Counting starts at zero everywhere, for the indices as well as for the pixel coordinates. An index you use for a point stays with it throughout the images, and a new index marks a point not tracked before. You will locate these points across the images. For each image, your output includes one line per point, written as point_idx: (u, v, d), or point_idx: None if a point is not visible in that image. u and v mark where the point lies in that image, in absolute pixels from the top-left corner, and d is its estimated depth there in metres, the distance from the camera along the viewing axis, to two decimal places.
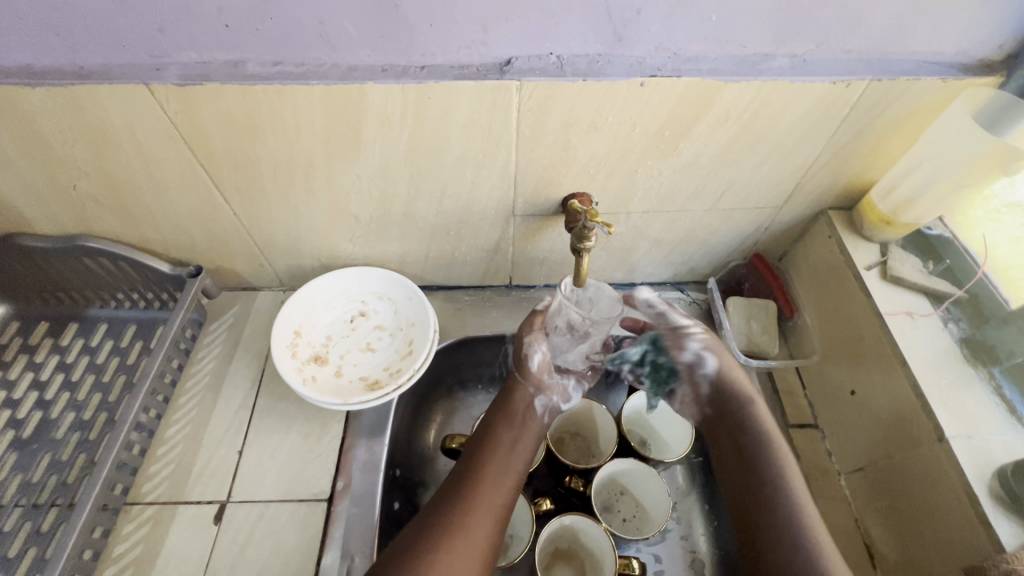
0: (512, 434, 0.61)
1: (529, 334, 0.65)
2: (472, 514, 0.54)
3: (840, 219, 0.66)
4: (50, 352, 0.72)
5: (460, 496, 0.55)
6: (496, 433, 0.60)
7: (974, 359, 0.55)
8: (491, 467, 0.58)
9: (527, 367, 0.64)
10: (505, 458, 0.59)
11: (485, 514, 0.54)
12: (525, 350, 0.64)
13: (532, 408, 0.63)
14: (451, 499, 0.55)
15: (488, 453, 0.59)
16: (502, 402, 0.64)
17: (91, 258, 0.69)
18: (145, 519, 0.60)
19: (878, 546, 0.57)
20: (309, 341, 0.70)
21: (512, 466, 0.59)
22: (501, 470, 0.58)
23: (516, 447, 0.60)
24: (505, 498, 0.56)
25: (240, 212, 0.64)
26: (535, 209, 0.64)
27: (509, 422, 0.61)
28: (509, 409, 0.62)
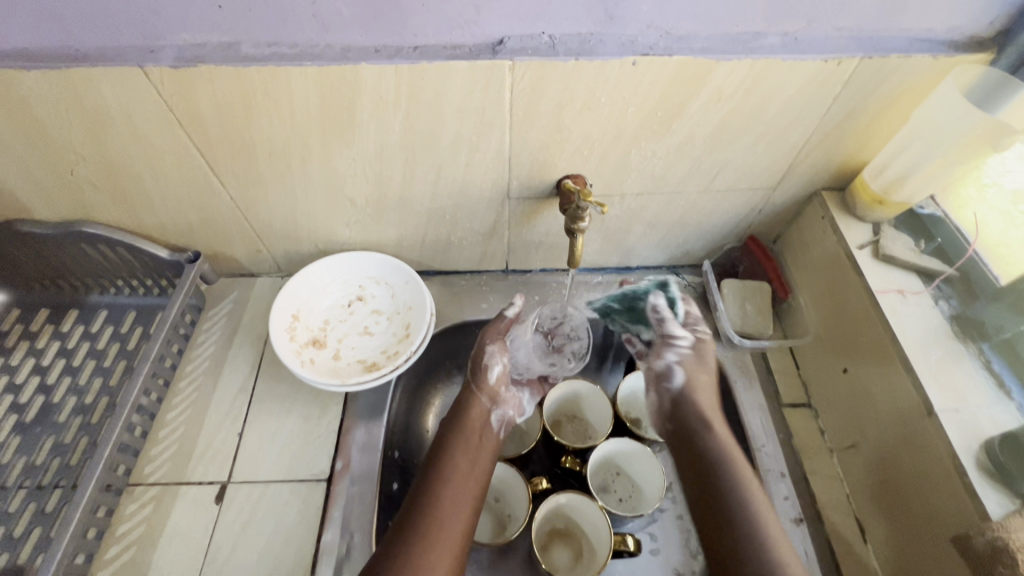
0: (466, 458, 0.59)
1: (491, 344, 0.68)
2: (427, 545, 0.51)
3: (833, 199, 0.67)
4: (51, 338, 0.73)
5: (414, 527, 0.52)
6: (452, 457, 0.59)
7: (964, 336, 0.56)
8: (445, 495, 0.55)
9: (485, 377, 0.67)
10: (465, 475, 0.58)
11: (440, 545, 0.51)
12: (485, 361, 0.67)
13: (488, 421, 0.64)
14: (403, 532, 0.52)
15: (443, 479, 0.56)
16: (460, 416, 0.64)
17: (90, 245, 0.70)
18: (147, 500, 0.61)
19: (869, 520, 0.58)
20: (308, 325, 0.71)
21: (468, 489, 0.57)
22: (456, 497, 0.55)
23: (473, 470, 0.58)
24: (462, 526, 0.54)
25: (237, 197, 0.64)
26: (530, 191, 0.65)
27: (466, 439, 0.61)
28: (467, 422, 0.63)
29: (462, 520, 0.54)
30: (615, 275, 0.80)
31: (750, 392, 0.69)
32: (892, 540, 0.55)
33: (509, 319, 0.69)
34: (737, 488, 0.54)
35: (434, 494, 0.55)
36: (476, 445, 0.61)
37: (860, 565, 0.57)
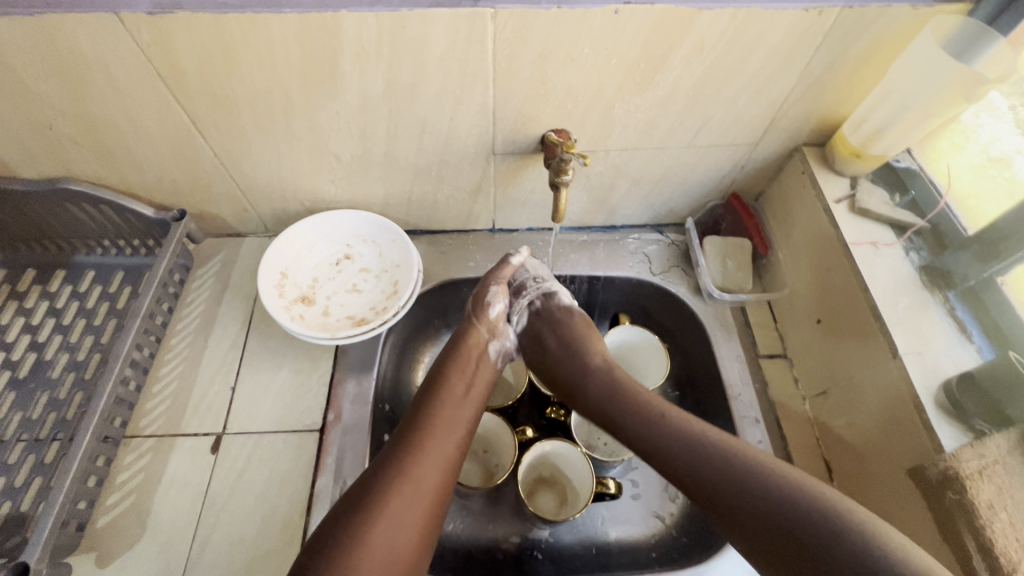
0: (462, 385, 0.61)
1: (495, 287, 0.67)
2: (421, 462, 0.53)
3: (813, 155, 0.68)
4: (40, 298, 0.73)
5: (411, 446, 0.54)
6: (448, 384, 0.60)
7: (931, 285, 0.58)
8: (440, 418, 0.57)
9: (486, 312, 0.66)
10: (458, 404, 0.59)
11: (435, 462, 0.54)
12: (486, 298, 0.67)
13: (486, 353, 0.65)
14: (399, 449, 0.54)
15: (438, 405, 0.58)
16: (459, 346, 0.64)
17: (73, 203, 0.69)
18: (145, 451, 0.62)
19: (836, 461, 0.61)
20: (296, 282, 0.71)
21: (462, 414, 0.59)
22: (450, 421, 0.57)
23: (467, 397, 0.60)
24: (455, 446, 0.56)
25: (220, 152, 0.64)
26: (515, 147, 0.65)
27: (463, 370, 0.62)
28: (466, 352, 0.64)
29: (455, 440, 0.57)
30: (601, 233, 0.81)
31: (728, 344, 0.71)
32: (855, 477, 0.58)
33: (513, 265, 0.69)
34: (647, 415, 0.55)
35: (431, 417, 0.57)
36: (473, 371, 0.63)
37: None
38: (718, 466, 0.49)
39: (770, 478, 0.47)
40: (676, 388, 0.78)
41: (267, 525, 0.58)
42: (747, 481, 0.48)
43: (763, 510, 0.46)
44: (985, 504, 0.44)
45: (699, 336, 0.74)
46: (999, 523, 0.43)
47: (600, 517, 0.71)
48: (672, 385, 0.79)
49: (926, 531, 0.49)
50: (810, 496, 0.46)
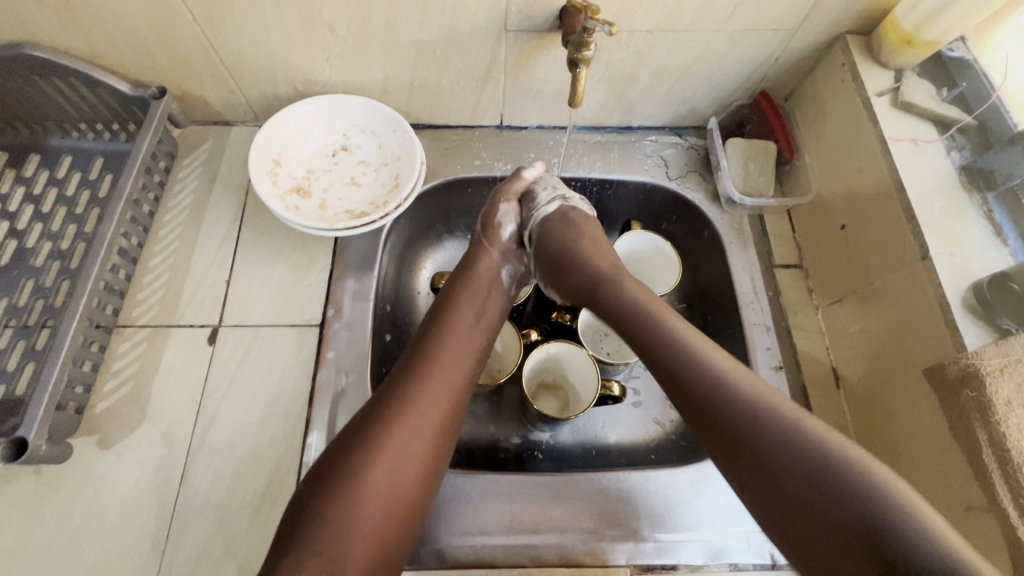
0: (471, 313, 0.58)
1: (504, 203, 0.65)
2: (428, 391, 0.50)
3: (857, 44, 0.62)
4: (16, 183, 0.68)
5: (416, 372, 0.51)
6: (457, 310, 0.57)
7: (970, 187, 0.54)
8: (450, 347, 0.54)
9: (497, 233, 0.64)
10: (467, 331, 0.56)
11: (443, 392, 0.51)
12: (498, 217, 0.64)
13: (497, 278, 0.62)
14: (404, 377, 0.51)
15: (447, 333, 0.55)
16: (468, 266, 0.62)
17: (39, 75, 0.63)
18: (139, 340, 0.61)
19: (845, 367, 0.61)
20: (290, 172, 0.67)
21: (471, 342, 0.56)
22: (460, 348, 0.54)
23: (477, 324, 0.57)
24: (464, 376, 0.54)
25: (200, 18, 0.57)
26: (530, 23, 0.59)
27: (474, 297, 0.59)
28: (477, 272, 0.61)
29: (464, 371, 0.54)
30: (616, 134, 0.76)
31: (743, 253, 0.69)
32: (864, 382, 0.58)
33: (524, 179, 0.66)
34: (664, 340, 0.50)
35: (437, 345, 0.54)
36: (485, 298, 0.60)
37: (829, 406, 0.60)
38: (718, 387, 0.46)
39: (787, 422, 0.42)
40: (685, 299, 0.76)
41: (270, 413, 0.58)
42: (721, 399, 0.45)
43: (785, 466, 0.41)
44: (1002, 401, 0.43)
45: (713, 243, 0.71)
46: (1015, 419, 0.42)
47: (600, 421, 0.71)
48: (680, 297, 0.77)
49: (936, 431, 0.49)
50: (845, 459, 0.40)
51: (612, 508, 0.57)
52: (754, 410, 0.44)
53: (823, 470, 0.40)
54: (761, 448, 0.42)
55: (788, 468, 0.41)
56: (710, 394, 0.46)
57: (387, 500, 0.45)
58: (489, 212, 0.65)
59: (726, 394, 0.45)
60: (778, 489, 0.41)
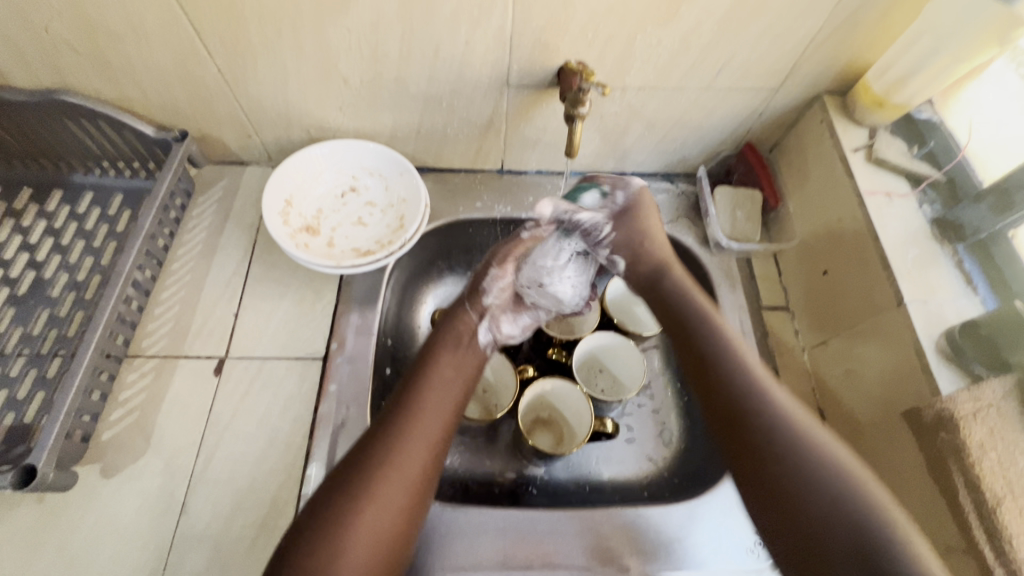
0: (450, 369, 0.59)
1: (490, 271, 0.69)
2: (409, 440, 0.51)
3: (834, 104, 0.67)
4: (37, 217, 0.72)
5: (397, 423, 0.52)
6: (436, 370, 0.58)
7: (941, 238, 0.58)
8: (429, 404, 0.55)
9: (479, 300, 0.67)
10: (446, 383, 0.58)
11: (422, 448, 0.51)
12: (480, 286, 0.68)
13: (476, 337, 0.64)
14: (380, 434, 0.51)
15: (424, 391, 0.56)
16: (448, 327, 0.64)
17: (69, 117, 0.67)
18: (147, 371, 0.63)
19: (830, 407, 0.63)
20: (300, 212, 0.70)
21: (450, 398, 0.57)
22: (439, 399, 0.56)
23: (455, 377, 0.59)
24: (444, 427, 0.55)
25: (224, 69, 0.62)
26: (530, 79, 0.63)
27: (452, 352, 0.61)
28: (454, 334, 0.63)
29: (442, 422, 0.55)
30: None
31: (732, 295, 0.72)
32: (847, 422, 0.60)
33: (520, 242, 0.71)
34: (712, 344, 0.56)
35: (419, 398, 0.55)
36: (463, 355, 0.62)
37: None
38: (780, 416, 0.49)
39: (794, 438, 0.47)
40: (676, 338, 0.79)
41: (272, 444, 0.59)
42: (754, 411, 0.50)
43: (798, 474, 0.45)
44: (976, 444, 0.45)
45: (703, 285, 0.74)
46: (988, 461, 0.44)
47: (594, 456, 0.73)
48: (671, 335, 0.80)
49: (916, 472, 0.50)
50: (834, 470, 0.45)
51: (605, 545, 0.58)
52: (773, 421, 0.49)
53: (838, 513, 0.42)
54: (794, 484, 0.45)
55: (815, 511, 0.43)
56: (762, 422, 0.49)
57: (371, 545, 0.46)
58: (478, 278, 0.69)
59: (789, 427, 0.48)
60: (802, 514, 0.44)
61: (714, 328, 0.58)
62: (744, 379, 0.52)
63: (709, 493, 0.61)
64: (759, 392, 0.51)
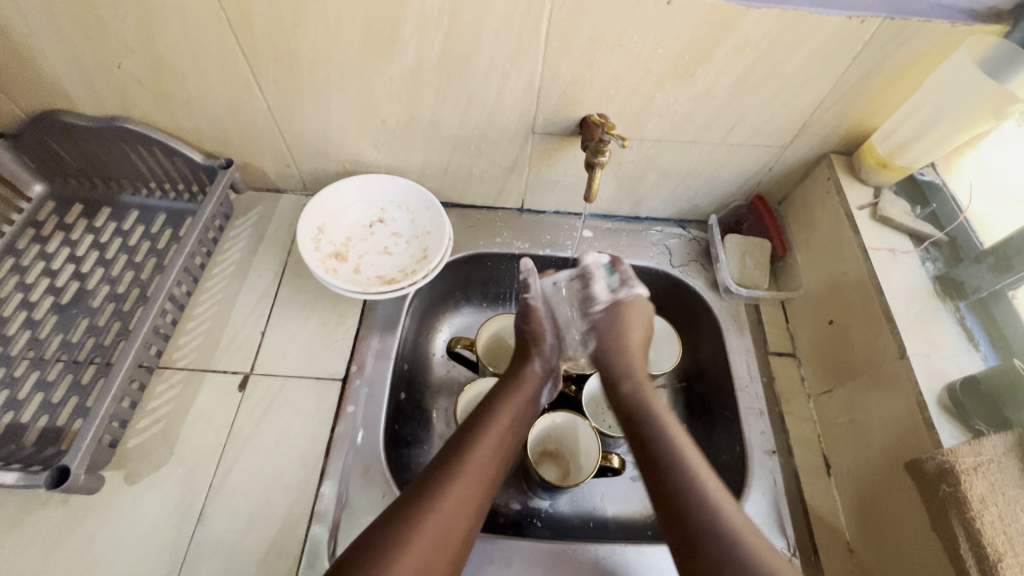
0: (501, 429, 0.61)
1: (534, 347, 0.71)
2: (446, 505, 0.53)
3: (840, 162, 0.70)
4: (85, 231, 0.76)
5: (440, 483, 0.54)
6: (489, 426, 0.60)
7: (944, 295, 0.60)
8: (476, 464, 0.57)
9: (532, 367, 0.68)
10: (493, 445, 0.59)
11: (455, 513, 0.53)
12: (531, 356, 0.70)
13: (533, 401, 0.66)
14: (426, 492, 0.53)
15: (474, 447, 0.58)
16: (511, 385, 0.66)
17: (126, 142, 0.72)
18: (175, 382, 0.65)
19: (834, 454, 0.64)
20: (331, 239, 0.74)
21: (493, 461, 0.58)
22: (484, 462, 0.57)
23: (504, 438, 0.61)
24: (482, 492, 0.56)
25: (274, 106, 0.67)
26: (554, 128, 0.68)
27: (507, 409, 0.63)
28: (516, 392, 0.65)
29: (480, 489, 0.56)
30: (625, 223, 0.84)
31: (740, 338, 0.74)
32: (851, 470, 0.61)
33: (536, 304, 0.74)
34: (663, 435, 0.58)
35: (465, 458, 0.57)
36: (520, 417, 0.64)
37: (822, 495, 0.63)
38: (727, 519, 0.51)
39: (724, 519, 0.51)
40: (683, 379, 0.81)
41: (289, 460, 0.61)
42: (691, 494, 0.53)
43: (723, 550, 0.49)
44: (977, 498, 0.46)
45: (712, 328, 0.77)
46: (988, 516, 0.46)
47: (599, 493, 0.73)
48: (678, 376, 0.82)
49: (919, 522, 0.51)
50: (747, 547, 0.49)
51: None
52: (702, 501, 0.52)
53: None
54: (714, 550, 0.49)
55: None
56: (696, 510, 0.52)
57: None
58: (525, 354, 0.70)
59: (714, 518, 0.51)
60: None
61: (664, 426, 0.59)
62: (689, 476, 0.54)
63: None
64: (701, 485, 0.53)
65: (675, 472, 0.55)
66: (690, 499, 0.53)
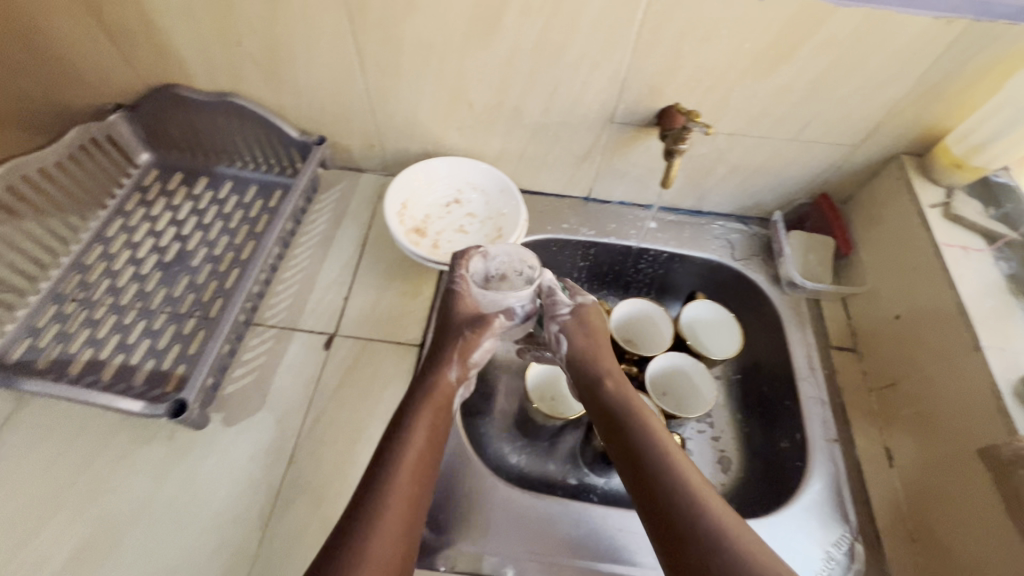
0: (434, 420, 0.58)
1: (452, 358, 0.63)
2: (394, 500, 0.50)
3: (911, 163, 0.72)
4: (186, 198, 0.83)
5: (388, 482, 0.51)
6: (419, 417, 0.57)
7: (1017, 293, 0.61)
8: (404, 480, 0.52)
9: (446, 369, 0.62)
10: (428, 435, 0.57)
11: (403, 507, 0.51)
12: (458, 354, 0.64)
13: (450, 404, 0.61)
14: (365, 505, 0.50)
15: (404, 449, 0.54)
16: (430, 388, 0.61)
17: (232, 116, 0.78)
18: (268, 337, 0.70)
19: (896, 446, 0.65)
20: (412, 215, 0.79)
21: (428, 452, 0.56)
22: (427, 454, 0.55)
23: (437, 428, 0.58)
24: (420, 486, 0.53)
25: (372, 87, 0.72)
26: (633, 117, 0.71)
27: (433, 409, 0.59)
28: (436, 397, 0.60)
29: (420, 484, 0.53)
30: (686, 216, 0.87)
31: (801, 331, 0.76)
32: (916, 461, 0.62)
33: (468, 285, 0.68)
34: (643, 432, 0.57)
35: (404, 451, 0.54)
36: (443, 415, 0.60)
37: (885, 486, 0.64)
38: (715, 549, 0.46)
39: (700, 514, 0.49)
40: (740, 372, 0.83)
41: (371, 415, 0.65)
42: (670, 485, 0.52)
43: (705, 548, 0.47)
44: None
45: (772, 321, 0.79)
46: None
47: None
48: (734, 369, 0.84)
49: (993, 508, 0.52)
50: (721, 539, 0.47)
51: None
52: (683, 495, 0.50)
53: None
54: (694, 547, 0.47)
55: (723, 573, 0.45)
56: (678, 503, 0.50)
57: None
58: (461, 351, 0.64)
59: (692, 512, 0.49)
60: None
61: (642, 420, 0.58)
62: (669, 468, 0.53)
63: (774, 514, 0.62)
64: (682, 475, 0.52)
65: (659, 464, 0.54)
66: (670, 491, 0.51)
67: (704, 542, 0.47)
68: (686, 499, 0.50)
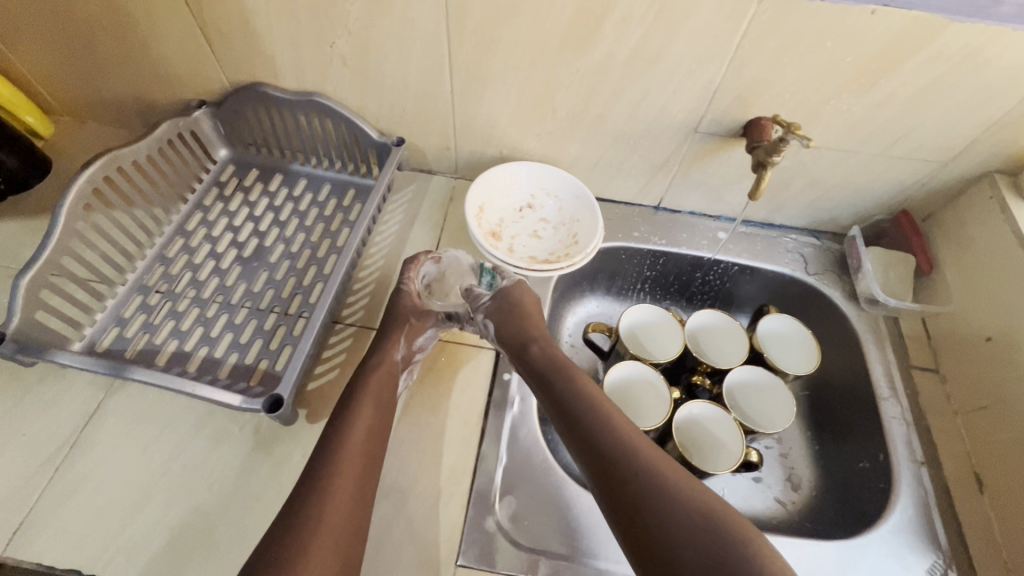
0: (377, 394, 0.60)
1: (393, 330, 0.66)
2: (342, 470, 0.52)
3: (1005, 181, 0.70)
4: (262, 194, 0.84)
5: (333, 457, 0.53)
6: (362, 391, 0.59)
7: None
8: (350, 448, 0.54)
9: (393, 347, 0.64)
10: (370, 407, 0.59)
11: (351, 474, 0.53)
12: (408, 333, 0.67)
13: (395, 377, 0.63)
14: (314, 475, 0.52)
15: (344, 422, 0.56)
16: (372, 367, 0.62)
17: (314, 115, 0.79)
18: (347, 335, 0.71)
19: (989, 473, 0.63)
20: (489, 219, 0.79)
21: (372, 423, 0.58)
22: (369, 425, 0.57)
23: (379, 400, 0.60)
24: (365, 455, 0.55)
25: (457, 90, 0.72)
26: (718, 127, 0.71)
27: (373, 386, 0.60)
28: (376, 371, 0.62)
29: (367, 454, 0.55)
30: (757, 228, 0.86)
31: (880, 350, 0.74)
32: (1011, 489, 0.60)
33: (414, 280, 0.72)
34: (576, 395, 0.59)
35: (346, 424, 0.56)
36: (386, 389, 0.62)
37: (976, 513, 0.62)
38: (649, 482, 0.50)
39: (643, 468, 0.51)
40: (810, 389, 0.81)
41: (451, 418, 0.65)
42: (610, 440, 0.54)
43: (649, 499, 0.49)
44: None
45: (848, 338, 0.77)
46: None
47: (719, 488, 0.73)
48: (802, 385, 0.83)
49: None
50: (664, 488, 0.49)
51: None
52: (623, 449, 0.53)
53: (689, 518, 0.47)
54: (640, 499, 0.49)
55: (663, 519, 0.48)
56: (619, 457, 0.52)
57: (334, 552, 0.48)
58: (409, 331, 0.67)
59: (633, 464, 0.52)
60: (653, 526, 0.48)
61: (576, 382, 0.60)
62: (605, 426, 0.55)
63: (862, 538, 0.61)
64: (617, 432, 0.54)
65: (595, 423, 0.56)
66: (616, 446, 0.53)
67: (645, 489, 0.50)
68: (626, 455, 0.53)
